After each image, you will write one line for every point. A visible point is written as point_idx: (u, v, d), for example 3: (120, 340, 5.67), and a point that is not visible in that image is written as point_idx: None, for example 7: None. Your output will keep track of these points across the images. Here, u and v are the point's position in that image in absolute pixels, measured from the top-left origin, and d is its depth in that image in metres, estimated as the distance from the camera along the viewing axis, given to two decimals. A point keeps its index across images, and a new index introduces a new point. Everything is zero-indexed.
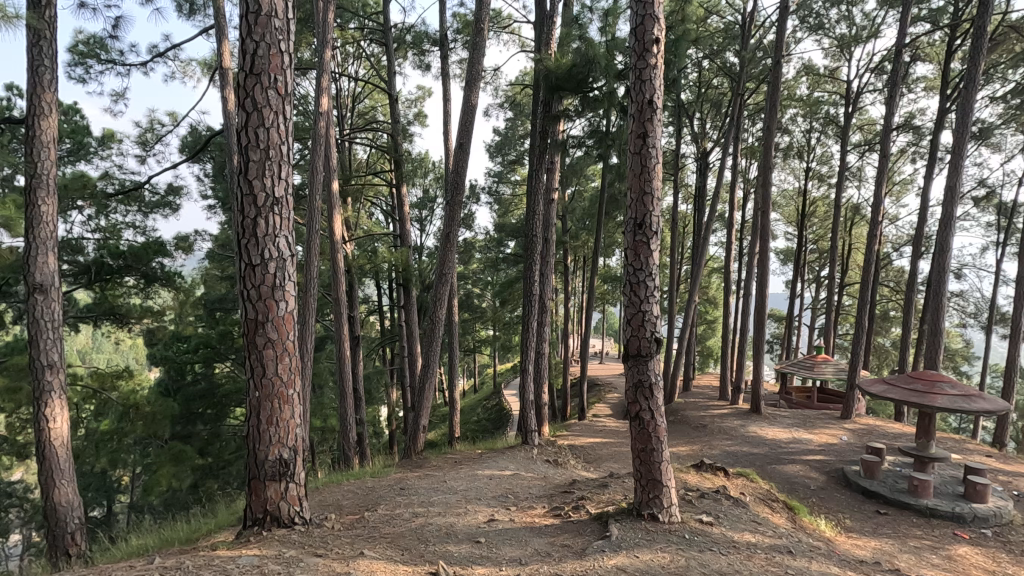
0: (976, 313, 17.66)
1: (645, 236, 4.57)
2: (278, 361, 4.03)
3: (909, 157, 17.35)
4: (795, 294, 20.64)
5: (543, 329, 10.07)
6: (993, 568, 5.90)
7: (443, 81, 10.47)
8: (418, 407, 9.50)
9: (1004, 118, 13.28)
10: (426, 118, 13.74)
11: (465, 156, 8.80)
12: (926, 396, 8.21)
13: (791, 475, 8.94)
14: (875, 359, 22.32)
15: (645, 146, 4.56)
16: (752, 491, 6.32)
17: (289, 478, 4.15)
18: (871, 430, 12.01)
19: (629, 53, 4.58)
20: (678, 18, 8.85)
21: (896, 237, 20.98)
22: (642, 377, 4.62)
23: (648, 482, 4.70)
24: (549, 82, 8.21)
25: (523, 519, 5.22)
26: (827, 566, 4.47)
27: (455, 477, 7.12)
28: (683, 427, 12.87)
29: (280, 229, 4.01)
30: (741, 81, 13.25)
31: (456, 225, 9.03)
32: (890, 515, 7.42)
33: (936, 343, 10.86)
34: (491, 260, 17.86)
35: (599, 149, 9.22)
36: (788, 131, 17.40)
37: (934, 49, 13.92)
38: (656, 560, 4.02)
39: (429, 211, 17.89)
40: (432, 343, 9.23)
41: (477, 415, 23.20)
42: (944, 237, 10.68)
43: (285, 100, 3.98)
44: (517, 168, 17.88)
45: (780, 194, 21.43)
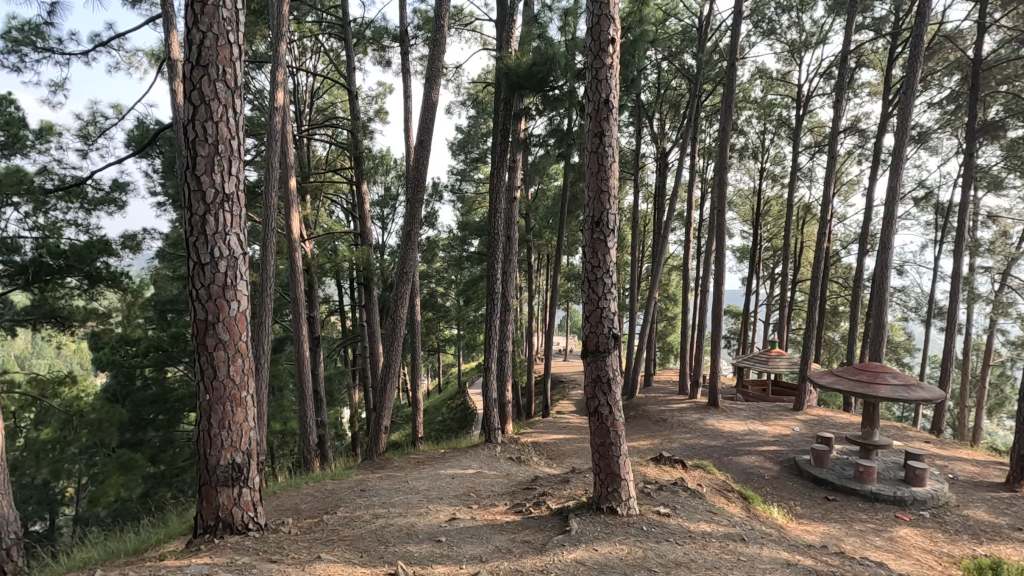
0: (916, 308, 18.54)
1: (602, 234, 4.62)
2: (230, 363, 3.90)
3: (855, 159, 18.15)
4: (750, 291, 21.33)
5: (506, 328, 10.05)
6: (930, 547, 6.24)
7: (403, 78, 10.36)
8: (380, 407, 9.36)
9: (940, 122, 14.02)
10: (387, 115, 13.61)
11: (425, 154, 8.73)
12: (870, 386, 8.60)
13: (747, 466, 9.24)
14: (825, 352, 23.27)
15: (602, 145, 4.63)
16: (708, 482, 6.51)
17: (242, 483, 4.03)
18: (821, 420, 12.53)
19: (585, 52, 4.63)
20: (635, 19, 9.03)
21: (844, 236, 21.94)
22: (600, 372, 4.68)
23: (606, 475, 4.78)
24: (509, 80, 8.20)
25: (485, 517, 5.22)
26: (778, 552, 4.64)
27: (417, 477, 7.07)
28: (645, 422, 13.11)
29: (231, 227, 3.88)
30: (699, 82, 13.60)
31: (417, 224, 8.95)
32: (838, 501, 7.76)
33: (879, 336, 11.42)
34: (455, 258, 17.76)
35: (560, 147, 9.34)
36: (744, 132, 17.93)
37: (877, 56, 14.59)
38: (615, 553, 4.08)
39: (391, 209, 17.70)
40: (393, 343, 9.11)
41: (442, 414, 23.08)
42: (887, 234, 11.23)
43: (234, 94, 3.85)
44: (480, 166, 17.88)
45: (735, 194, 22.15)
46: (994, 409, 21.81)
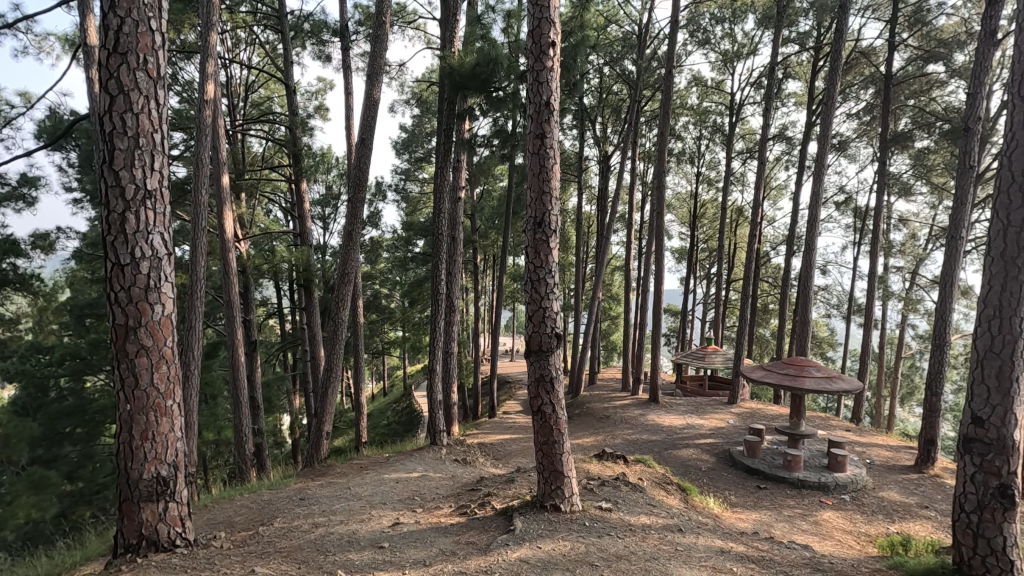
0: (838, 305, 19.79)
1: (544, 235, 4.67)
2: (153, 370, 3.67)
3: (782, 165, 19.21)
4: (688, 290, 22.14)
5: (451, 329, 9.97)
6: (850, 528, 6.70)
7: (344, 74, 10.10)
8: (321, 413, 9.07)
9: (857, 132, 15.05)
10: (328, 112, 13.24)
11: (367, 152, 8.53)
12: (796, 379, 9.14)
13: (685, 459, 9.59)
14: (757, 348, 24.49)
15: (543, 146, 4.68)
16: (649, 476, 6.71)
17: (168, 497, 3.80)
18: (753, 413, 13.16)
19: (526, 54, 4.67)
20: (577, 24, 9.20)
21: (774, 237, 23.19)
22: (544, 371, 4.73)
23: (550, 474, 4.83)
24: (452, 80, 8.12)
25: (429, 520, 5.16)
26: (713, 541, 4.84)
27: (359, 483, 6.90)
28: (589, 419, 13.35)
29: (154, 226, 3.65)
30: (638, 88, 13.99)
31: (359, 224, 8.73)
32: (768, 489, 8.19)
33: (805, 332, 12.14)
34: (400, 259, 17.45)
35: (504, 148, 9.42)
36: (681, 138, 18.60)
37: (802, 68, 15.51)
38: (558, 549, 4.14)
39: (332, 209, 17.20)
40: (334, 347, 8.85)
41: (387, 418, 22.65)
42: (811, 236, 11.95)
43: (157, 84, 3.63)
44: (425, 166, 17.71)
45: (674, 196, 22.97)
46: (906, 398, 23.62)
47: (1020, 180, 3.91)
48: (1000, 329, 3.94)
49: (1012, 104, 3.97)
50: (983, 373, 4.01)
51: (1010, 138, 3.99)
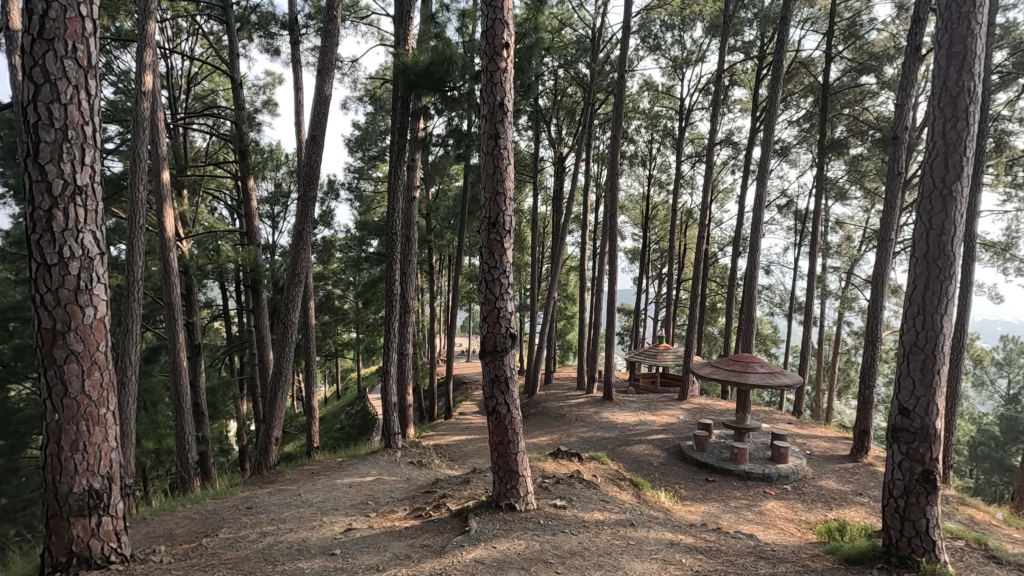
0: (781, 304, 20.70)
1: (498, 235, 4.69)
2: (84, 377, 3.45)
3: (729, 169, 19.93)
4: (641, 289, 22.65)
5: (406, 329, 9.85)
6: (792, 516, 7.02)
7: (293, 69, 9.82)
8: (270, 418, 8.77)
9: (798, 139, 15.78)
10: (277, 107, 12.83)
11: (318, 149, 8.31)
12: (742, 375, 9.51)
13: (637, 455, 9.81)
14: (706, 346, 25.32)
15: (497, 147, 4.69)
16: (602, 472, 6.83)
17: (101, 510, 3.58)
18: (701, 409, 13.61)
19: (480, 55, 4.66)
20: (531, 26, 9.25)
21: (721, 239, 24.04)
22: (498, 372, 4.73)
23: (504, 473, 4.85)
24: (406, 78, 8.02)
25: (383, 525, 5.08)
26: (663, 534, 4.97)
27: (310, 489, 6.71)
28: (544, 418, 13.46)
29: (85, 223, 3.43)
30: (592, 90, 14.22)
31: (310, 223, 8.49)
32: (716, 482, 8.49)
33: (750, 329, 12.63)
34: (353, 259, 17.08)
35: (459, 148, 9.41)
36: (633, 141, 19.00)
37: (746, 76, 16.15)
38: (513, 548, 4.15)
39: (281, 207, 16.65)
40: (284, 350, 8.57)
41: (341, 421, 22.13)
42: (756, 237, 12.44)
43: (87, 73, 3.42)
44: (378, 164, 17.42)
45: (627, 198, 23.46)
46: (842, 391, 24.95)
47: (940, 187, 4.21)
48: (923, 325, 4.22)
49: (933, 115, 4.26)
50: (909, 367, 4.29)
51: (931, 147, 4.28)
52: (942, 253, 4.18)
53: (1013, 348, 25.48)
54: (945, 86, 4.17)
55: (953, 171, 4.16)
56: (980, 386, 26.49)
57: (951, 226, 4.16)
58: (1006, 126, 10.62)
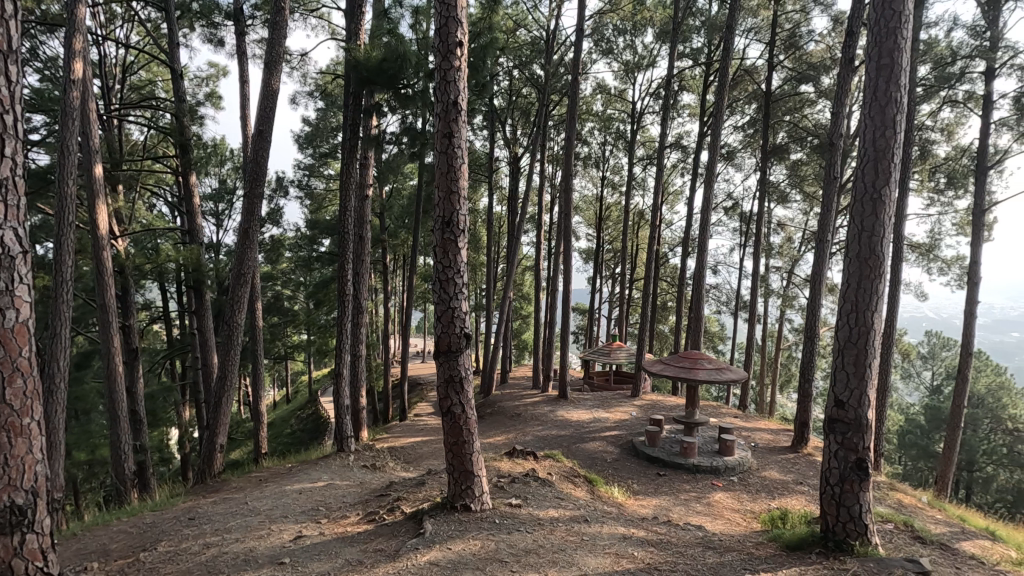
0: (727, 302, 21.47)
1: (453, 234, 4.66)
2: (5, 385, 3.06)
3: (679, 172, 20.53)
4: (595, 288, 23.01)
5: (359, 330, 9.64)
6: (738, 507, 7.30)
7: (238, 61, 9.45)
8: (214, 424, 8.41)
9: (742, 144, 16.43)
10: (221, 100, 12.31)
11: (265, 145, 8.02)
12: (691, 371, 9.81)
13: (591, 451, 9.97)
14: (658, 343, 25.98)
15: (451, 146, 4.66)
16: (557, 470, 6.91)
17: (26, 528, 3.10)
18: (653, 405, 13.96)
19: (433, 52, 4.61)
20: (485, 25, 9.24)
21: (671, 240, 24.75)
22: (453, 372, 4.70)
23: (459, 474, 4.83)
24: (358, 74, 7.85)
25: (335, 530, 4.97)
26: (616, 528, 5.07)
27: (258, 497, 6.48)
28: (500, 418, 13.48)
29: (5, 219, 3.09)
30: (546, 92, 14.33)
31: (256, 221, 8.18)
32: (667, 476, 8.73)
33: (698, 327, 13.04)
34: (303, 258, 16.59)
35: (413, 146, 9.31)
36: (587, 142, 19.30)
37: (695, 82, 16.67)
38: (468, 549, 4.14)
39: (226, 204, 15.98)
40: (229, 353, 8.23)
41: (291, 426, 21.46)
42: (704, 237, 12.84)
43: (7, 59, 3.11)
44: (330, 161, 17.00)
45: (581, 199, 23.81)
46: (784, 386, 26.13)
47: (871, 191, 4.47)
48: (857, 322, 4.47)
49: (864, 124, 4.52)
50: (843, 361, 4.53)
51: (863, 153, 4.53)
52: (873, 253, 4.44)
53: (936, 343, 27.31)
54: (876, 97, 4.44)
55: (882, 177, 4.43)
56: (908, 378, 28.25)
57: (881, 228, 4.43)
58: (929, 135, 11.39)
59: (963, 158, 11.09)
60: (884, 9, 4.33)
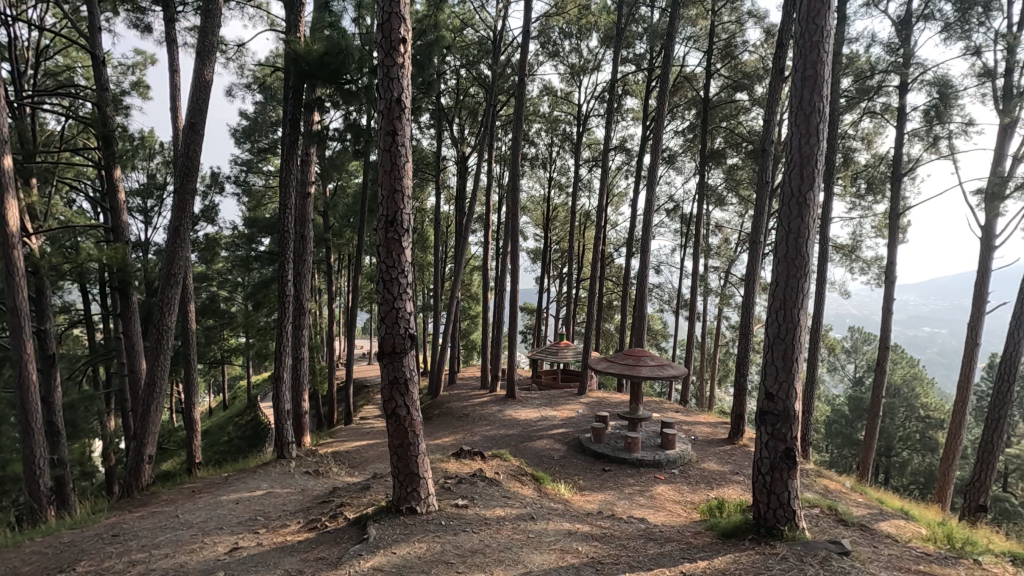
0: (669, 301, 22.20)
1: (396, 234, 4.59)
2: None
3: (623, 174, 21.05)
4: (543, 288, 23.24)
5: (300, 332, 9.32)
6: (679, 498, 7.56)
7: (168, 49, 8.93)
8: (142, 434, 7.92)
9: (683, 148, 17.01)
10: (149, 90, 11.60)
11: (197, 138, 7.62)
12: (635, 368, 10.07)
13: (539, 449, 10.07)
14: (604, 342, 26.53)
15: (394, 144, 4.58)
16: (505, 469, 6.93)
17: None
18: (599, 402, 14.24)
19: (376, 48, 4.52)
20: (430, 23, 9.15)
21: (616, 240, 25.31)
22: (397, 373, 4.64)
23: (405, 476, 4.76)
24: (298, 67, 7.59)
25: (274, 540, 4.80)
26: (562, 524, 5.14)
27: (190, 508, 6.15)
28: (448, 418, 13.40)
29: None
30: (493, 92, 14.32)
31: (188, 219, 7.75)
32: (612, 471, 8.93)
33: (642, 325, 13.41)
34: (241, 258, 15.87)
35: (357, 143, 9.10)
36: (534, 143, 19.47)
37: (638, 87, 17.13)
38: (413, 552, 4.09)
39: (156, 200, 15.09)
40: (159, 358, 7.77)
41: (228, 433, 20.50)
42: (647, 237, 13.21)
43: None
44: (270, 157, 16.36)
45: (529, 199, 23.99)
46: (722, 381, 27.26)
47: (797, 195, 4.74)
48: (784, 319, 4.73)
49: (791, 131, 4.78)
50: (773, 356, 4.77)
51: (789, 159, 4.79)
52: (799, 254, 4.70)
53: (858, 337, 29.28)
54: (801, 106, 4.70)
55: (806, 181, 4.70)
56: (834, 371, 30.14)
57: (806, 231, 4.70)
58: (851, 144, 12.18)
59: (881, 166, 11.93)
60: (809, 24, 4.60)
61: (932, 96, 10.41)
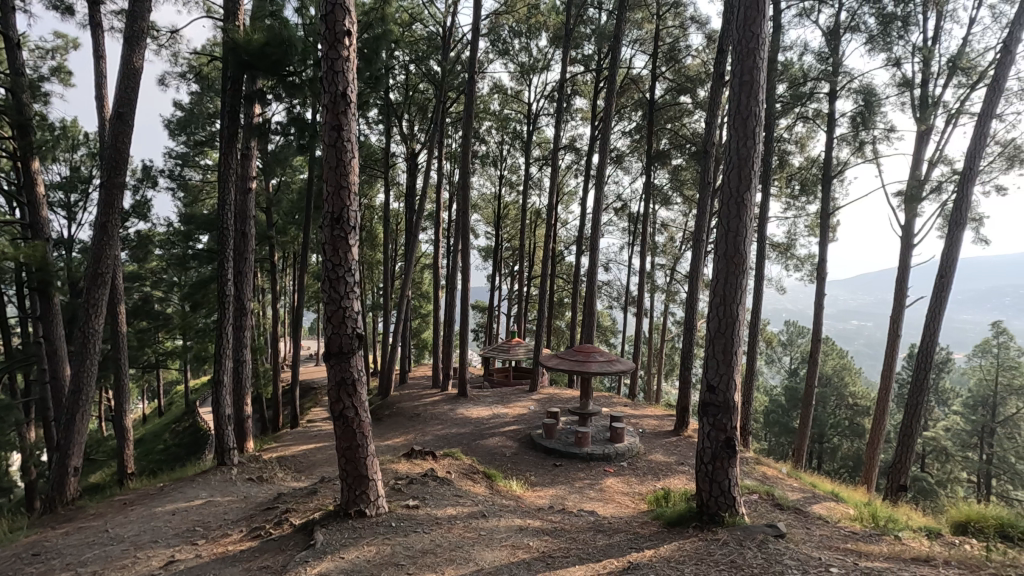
0: (618, 298, 22.68)
1: (342, 231, 4.47)
2: None
3: (572, 173, 21.34)
4: (494, 286, 23.24)
5: (242, 333, 8.95)
6: (627, 490, 7.75)
7: (93, 33, 8.36)
8: (66, 445, 7.39)
9: (630, 148, 17.42)
10: (71, 76, 10.82)
11: (126, 129, 7.16)
12: (584, 364, 10.23)
13: (491, 447, 10.08)
14: (555, 339, 26.83)
15: (340, 139, 4.46)
16: (457, 468, 6.90)
17: None
18: (550, 398, 14.39)
19: (320, 40, 4.39)
20: (377, 16, 8.98)
21: (566, 238, 25.63)
22: (345, 374, 4.54)
23: (353, 479, 4.66)
24: (237, 57, 7.26)
25: (214, 551, 4.60)
26: (513, 520, 5.18)
27: (121, 522, 5.80)
28: (399, 418, 13.21)
29: None
30: (443, 89, 14.15)
31: (117, 214, 7.29)
32: (563, 465, 9.06)
33: (592, 322, 13.64)
34: (177, 256, 15.06)
35: (302, 138, 8.84)
36: (485, 141, 19.40)
37: (586, 87, 17.40)
38: (362, 556, 4.01)
39: (80, 195, 14.11)
40: (85, 363, 7.28)
41: (164, 441, 19.44)
42: (596, 235, 13.43)
43: None
44: (207, 150, 15.59)
45: (479, 198, 23.93)
46: (669, 375, 28.11)
47: (736, 195, 4.94)
48: (725, 314, 4.93)
49: (729, 134, 4.99)
50: (714, 350, 4.97)
51: (729, 160, 4.99)
52: (738, 252, 4.91)
53: (793, 331, 30.88)
54: (739, 110, 4.90)
55: (744, 182, 4.91)
56: (772, 364, 31.66)
57: (744, 229, 4.91)
58: (786, 147, 12.82)
59: (813, 169, 12.62)
60: (745, 31, 4.81)
61: (858, 103, 11.10)
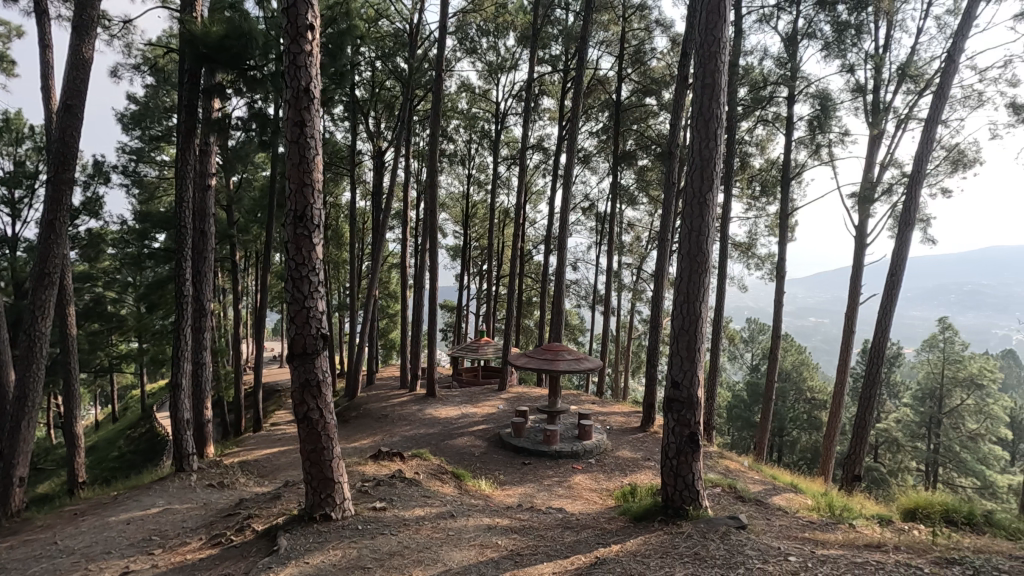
0: (586, 296, 22.89)
1: (306, 230, 4.37)
2: None
3: (540, 172, 21.43)
4: (463, 285, 23.14)
5: (201, 335, 8.67)
6: (595, 487, 7.84)
7: (38, 21, 7.95)
8: (10, 455, 7.03)
9: (597, 149, 17.59)
10: (14, 65, 10.26)
11: (75, 122, 6.85)
12: (552, 363, 10.29)
13: (460, 447, 10.05)
14: (524, 338, 26.91)
15: (303, 136, 4.36)
16: (425, 468, 6.85)
17: None
18: (519, 397, 14.42)
19: (281, 34, 4.28)
20: (341, 11, 8.83)
21: (534, 237, 25.72)
22: (309, 375, 4.45)
23: (318, 482, 4.57)
24: (194, 50, 7.01)
25: (172, 560, 4.44)
26: (482, 520, 5.17)
27: (72, 534, 5.55)
28: (366, 419, 13.03)
29: None
30: (410, 86, 14.01)
31: (65, 212, 6.96)
32: (532, 464, 9.10)
33: (559, 320, 13.74)
34: (132, 255, 14.48)
35: (263, 134, 8.62)
36: (453, 139, 19.29)
37: (553, 87, 17.50)
38: (328, 560, 3.94)
39: (25, 191, 13.39)
40: (31, 368, 6.93)
41: (118, 448, 18.66)
42: (563, 234, 13.51)
43: None
44: (164, 145, 15.03)
45: (447, 196, 23.80)
46: (635, 373, 28.54)
47: (699, 195, 5.05)
48: (688, 312, 5.02)
49: (692, 136, 5.10)
50: (678, 348, 5.06)
51: (692, 161, 5.09)
52: (700, 252, 5.02)
53: (754, 328, 31.79)
54: (701, 112, 5.01)
55: (707, 183, 5.02)
56: (734, 360, 32.51)
57: (706, 228, 5.02)
58: (747, 149, 13.16)
59: (772, 170, 13.00)
60: (707, 35, 4.92)
61: (815, 108, 11.48)
